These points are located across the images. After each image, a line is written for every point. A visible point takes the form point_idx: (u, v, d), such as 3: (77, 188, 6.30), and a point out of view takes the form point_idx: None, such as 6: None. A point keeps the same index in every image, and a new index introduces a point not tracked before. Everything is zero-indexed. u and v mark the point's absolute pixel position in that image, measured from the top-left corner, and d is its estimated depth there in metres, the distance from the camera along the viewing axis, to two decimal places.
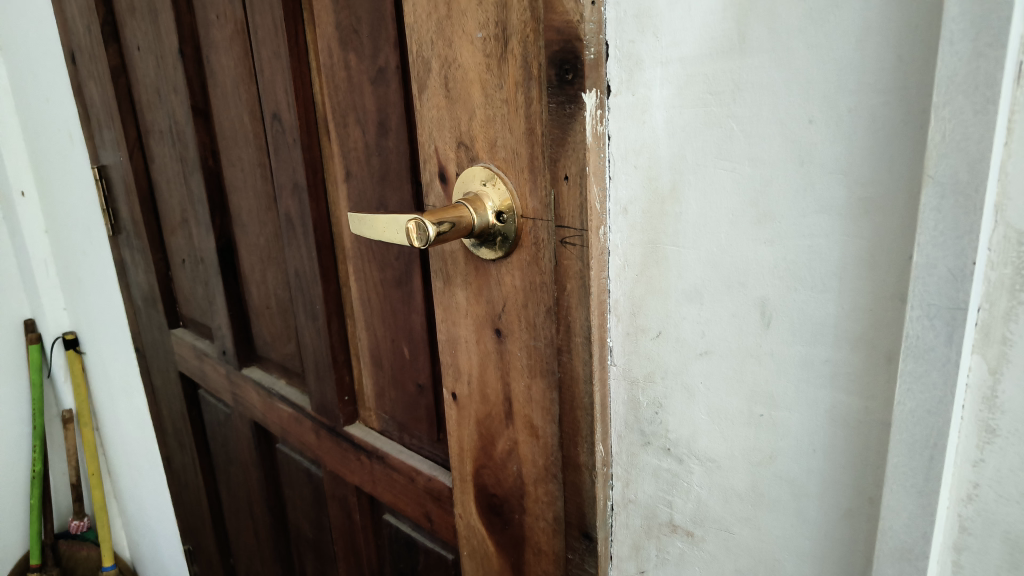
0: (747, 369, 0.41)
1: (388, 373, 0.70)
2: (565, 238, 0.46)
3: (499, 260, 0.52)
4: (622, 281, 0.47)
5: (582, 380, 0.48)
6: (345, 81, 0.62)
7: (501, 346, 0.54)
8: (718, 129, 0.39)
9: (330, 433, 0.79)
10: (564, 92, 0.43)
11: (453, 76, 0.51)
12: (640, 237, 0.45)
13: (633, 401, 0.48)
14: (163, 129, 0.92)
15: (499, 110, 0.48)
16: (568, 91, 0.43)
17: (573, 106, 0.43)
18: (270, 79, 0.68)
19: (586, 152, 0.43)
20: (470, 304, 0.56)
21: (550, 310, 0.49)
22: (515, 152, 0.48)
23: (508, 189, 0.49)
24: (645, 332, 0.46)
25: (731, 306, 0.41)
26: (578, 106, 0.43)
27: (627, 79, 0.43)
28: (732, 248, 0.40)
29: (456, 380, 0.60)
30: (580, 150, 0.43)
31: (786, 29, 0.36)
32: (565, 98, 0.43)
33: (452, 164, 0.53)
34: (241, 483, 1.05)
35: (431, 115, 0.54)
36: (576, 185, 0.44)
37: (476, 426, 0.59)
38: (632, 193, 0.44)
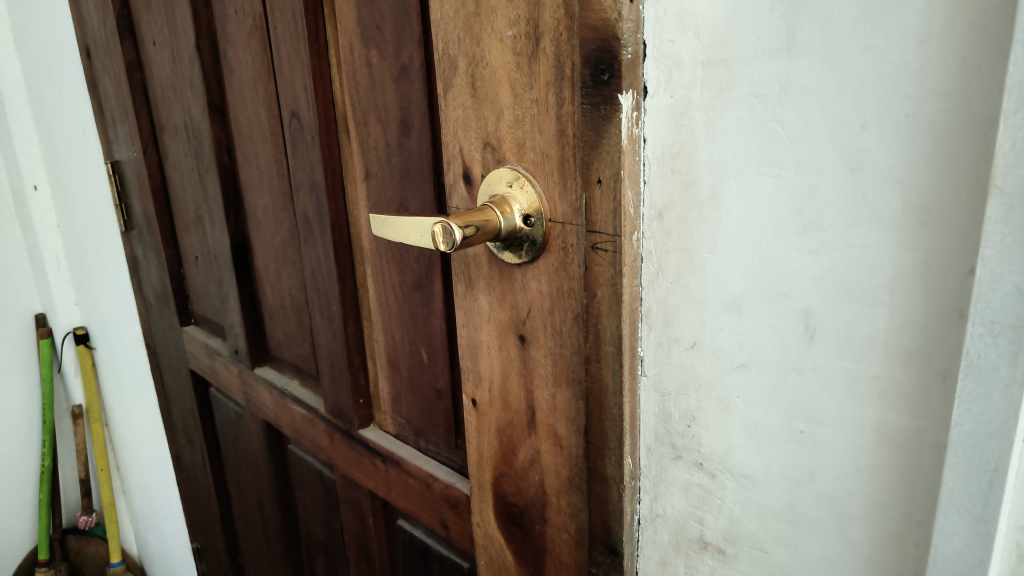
0: (788, 383, 0.40)
1: (405, 377, 0.68)
2: (596, 244, 0.45)
3: (525, 265, 0.50)
4: (654, 289, 0.45)
5: (611, 391, 0.46)
6: (367, 78, 0.60)
7: (525, 352, 0.53)
8: (763, 134, 0.38)
9: (344, 436, 0.78)
10: (598, 93, 0.42)
11: (480, 75, 0.49)
12: (675, 244, 0.43)
13: (663, 413, 0.47)
14: (177, 125, 0.91)
15: (528, 110, 0.47)
16: (603, 91, 0.41)
17: (608, 107, 0.41)
18: (289, 76, 0.67)
19: (621, 156, 0.42)
20: (493, 309, 0.54)
21: (578, 317, 0.47)
22: (544, 154, 0.47)
23: (536, 191, 0.48)
24: (679, 342, 0.44)
25: (773, 318, 0.40)
26: (613, 107, 0.41)
27: (666, 80, 0.41)
28: (775, 257, 0.39)
29: (475, 386, 0.58)
30: (615, 153, 0.42)
31: (839, 30, 0.34)
32: (599, 99, 0.42)
33: (477, 165, 0.52)
34: (252, 484, 1.04)
35: (456, 115, 0.52)
36: (610, 189, 0.43)
37: (496, 434, 0.58)
38: (668, 198, 0.43)
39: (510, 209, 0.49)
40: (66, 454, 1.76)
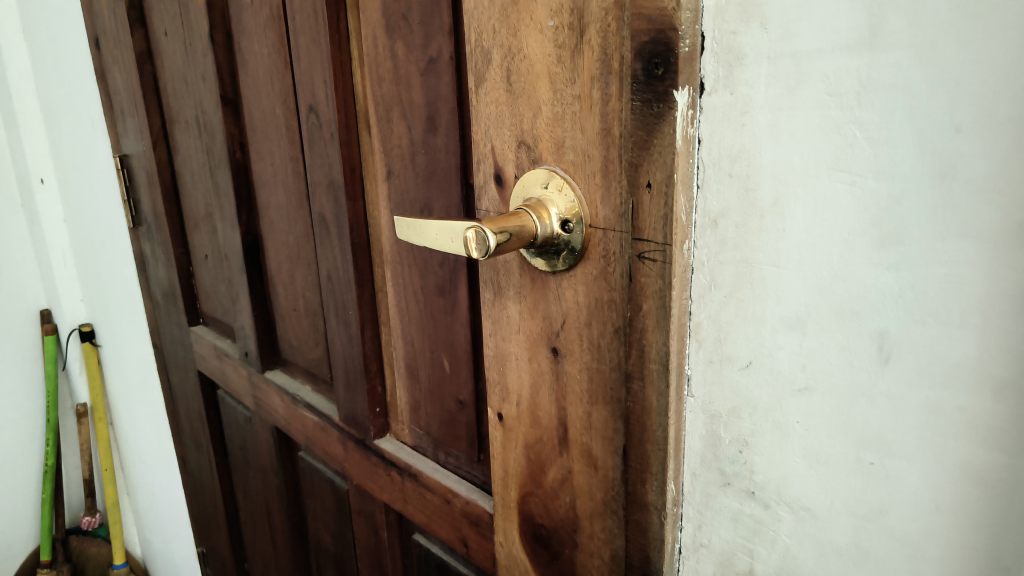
0: (857, 410, 0.37)
1: (424, 387, 0.65)
2: (643, 253, 0.41)
3: (561, 274, 0.47)
4: (705, 303, 0.41)
5: (655, 412, 0.43)
6: (391, 72, 0.57)
7: (558, 367, 0.49)
8: (837, 136, 0.34)
9: (359, 446, 0.75)
10: (650, 89, 0.38)
11: (516, 68, 0.46)
12: (731, 255, 0.39)
13: (712, 437, 0.43)
14: (188, 119, 0.88)
15: (569, 107, 0.43)
16: (657, 88, 0.38)
17: (661, 105, 0.38)
18: (307, 68, 0.64)
19: (674, 158, 0.38)
20: (524, 319, 0.51)
21: (619, 331, 0.44)
22: (586, 154, 0.43)
23: (576, 195, 0.44)
24: (731, 362, 0.41)
25: (842, 338, 0.36)
26: (668, 105, 0.38)
27: (725, 75, 0.37)
28: (847, 272, 0.35)
29: (502, 400, 0.55)
30: (668, 156, 0.38)
31: (933, 22, 0.30)
32: (652, 96, 0.38)
33: (510, 165, 0.48)
34: (259, 489, 1.01)
35: (488, 112, 0.49)
36: (659, 195, 0.39)
37: (524, 451, 0.54)
38: (725, 205, 0.39)
39: (547, 214, 0.45)
40: (70, 452, 1.73)
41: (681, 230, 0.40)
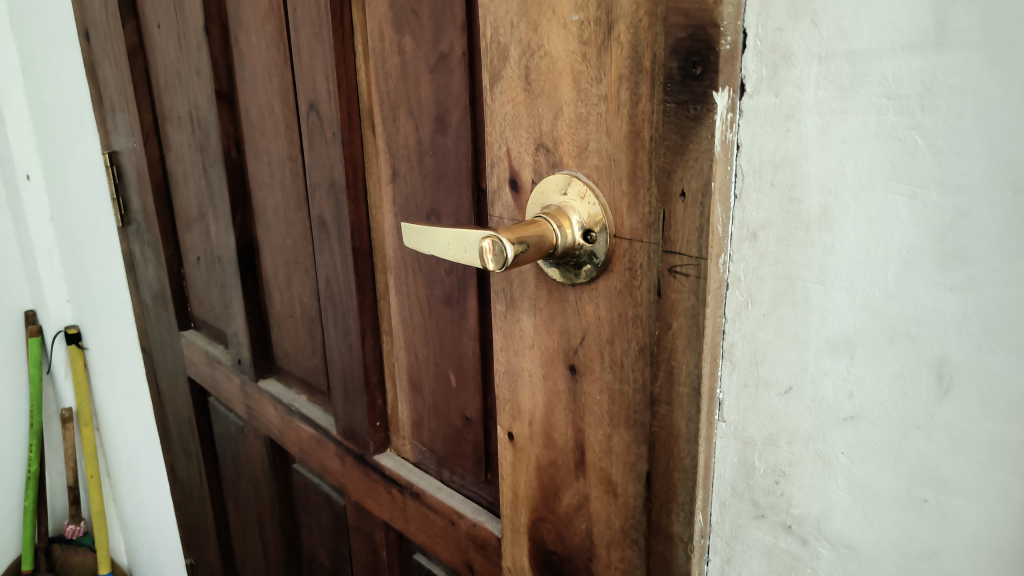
0: (909, 443, 0.34)
1: (429, 402, 0.62)
2: (674, 267, 0.38)
3: (581, 287, 0.44)
4: (740, 322, 0.38)
5: (684, 438, 0.40)
6: (398, 68, 0.54)
7: (575, 386, 0.46)
8: (896, 143, 0.31)
9: (357, 461, 0.71)
10: (686, 89, 0.35)
11: (536, 65, 0.42)
12: (772, 271, 0.36)
13: (745, 466, 0.40)
14: (181, 115, 0.84)
15: (594, 108, 0.40)
16: (694, 89, 0.35)
17: (699, 106, 0.35)
18: (307, 64, 0.60)
19: (712, 165, 0.35)
20: (539, 333, 0.48)
21: (645, 350, 0.41)
22: (611, 159, 0.40)
23: (599, 203, 0.41)
24: (769, 386, 0.38)
25: (895, 365, 0.33)
26: (707, 107, 0.34)
27: (770, 76, 0.34)
28: (902, 293, 0.32)
29: (513, 418, 0.52)
30: (705, 162, 0.35)
31: (1009, 20, 0.27)
32: (689, 97, 0.35)
33: (527, 169, 0.45)
34: (251, 501, 0.98)
35: (504, 112, 0.46)
36: (694, 205, 0.36)
37: (536, 472, 0.51)
38: (765, 217, 0.36)
39: (568, 223, 0.42)
40: (54, 457, 1.69)
41: (717, 243, 0.37)
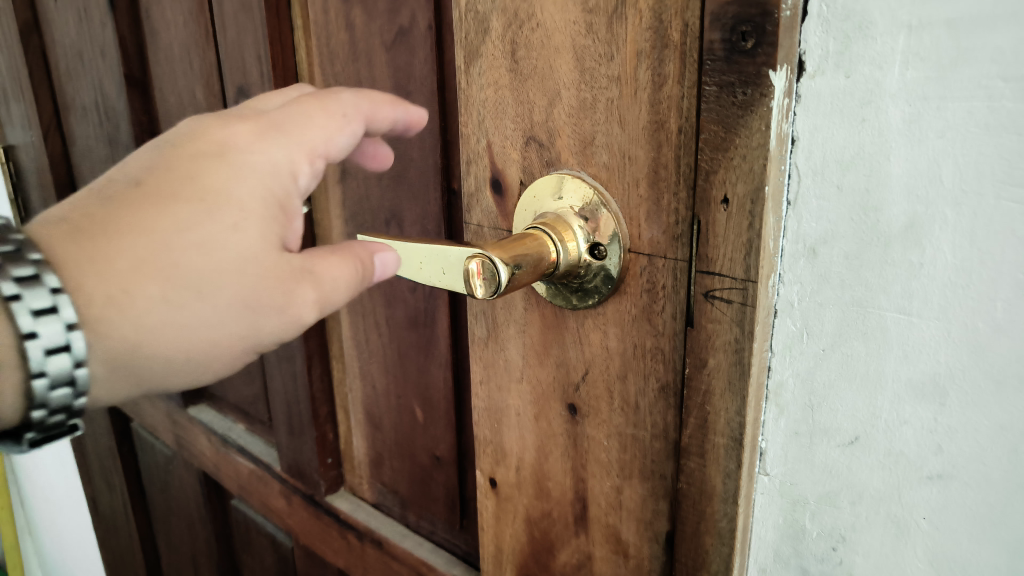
0: (1014, 511, 0.27)
1: (391, 437, 0.53)
2: (711, 291, 0.30)
3: (584, 312, 0.36)
4: (791, 357, 0.31)
5: (718, 498, 0.33)
6: (346, 45, 0.45)
7: (576, 428, 0.38)
8: (1013, 137, 0.24)
9: (307, 501, 0.63)
10: (734, 67, 0.27)
11: (525, 39, 0.34)
12: (837, 295, 0.29)
13: (792, 527, 0.33)
14: (86, 104, 0.72)
15: (603, 91, 0.32)
16: (744, 68, 0.27)
17: (750, 90, 0.27)
18: (233, 41, 0.50)
19: (765, 164, 0.28)
20: (528, 365, 0.40)
21: (669, 390, 0.34)
22: (625, 156, 0.32)
23: (610, 210, 0.33)
24: (827, 434, 0.31)
25: (1000, 414, 0.26)
26: (763, 90, 0.27)
27: (839, 50, 0.27)
28: (1015, 327, 0.25)
29: (496, 463, 0.44)
30: (756, 161, 0.28)
31: None
32: (736, 78, 0.27)
33: (513, 168, 0.37)
34: (185, 538, 0.88)
35: (482, 98, 0.37)
36: (739, 214, 0.29)
37: (524, 527, 0.43)
38: (829, 228, 0.29)
39: (570, 235, 0.34)
40: None
41: (768, 261, 0.29)
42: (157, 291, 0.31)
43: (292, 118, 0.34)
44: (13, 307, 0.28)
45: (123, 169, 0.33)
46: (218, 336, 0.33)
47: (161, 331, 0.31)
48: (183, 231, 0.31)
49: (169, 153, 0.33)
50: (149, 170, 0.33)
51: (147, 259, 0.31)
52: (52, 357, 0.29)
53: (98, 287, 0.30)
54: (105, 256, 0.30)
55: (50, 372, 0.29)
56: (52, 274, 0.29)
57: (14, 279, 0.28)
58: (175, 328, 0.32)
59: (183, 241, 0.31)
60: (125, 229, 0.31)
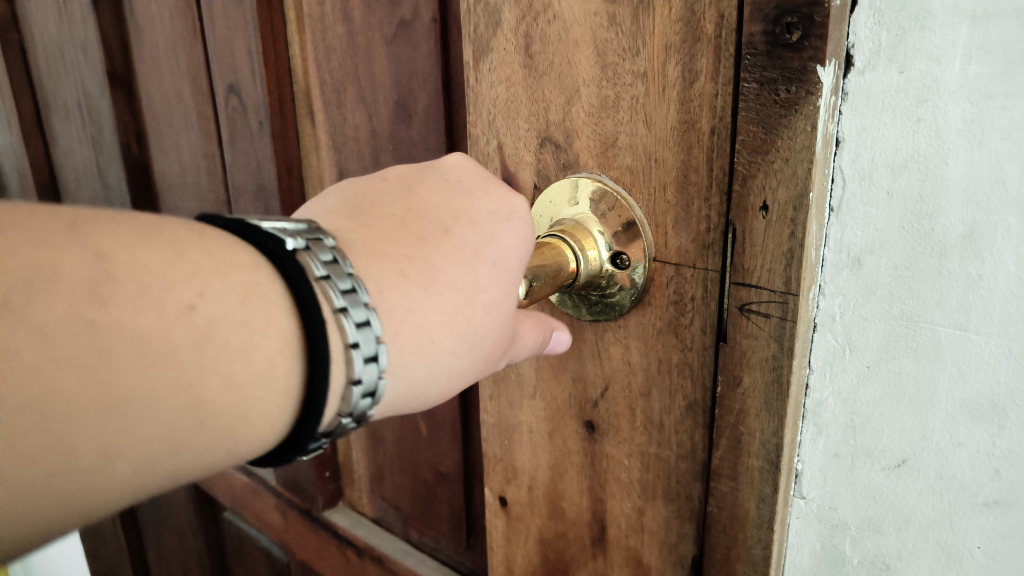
0: None
1: (393, 450, 0.51)
2: (747, 304, 0.28)
3: (603, 325, 0.34)
4: (831, 374, 0.29)
5: (751, 524, 0.31)
6: (344, 39, 0.42)
7: (594, 447, 0.36)
8: None
9: (303, 516, 0.60)
10: (777, 63, 0.25)
11: (541, 33, 0.32)
12: (885, 309, 0.27)
13: (831, 555, 0.31)
14: (66, 101, 0.69)
15: (627, 88, 0.30)
16: (789, 64, 0.25)
17: (795, 88, 0.25)
18: (223, 35, 0.47)
19: (810, 169, 0.25)
20: (543, 379, 0.38)
21: (697, 408, 0.32)
22: (651, 158, 0.30)
23: (634, 216, 0.31)
24: (870, 457, 0.29)
25: None
26: (810, 88, 0.25)
27: (892, 45, 0.25)
28: None
29: (507, 481, 0.42)
30: (800, 165, 0.25)
31: None
32: (779, 75, 0.25)
33: (526, 171, 0.35)
34: (177, 550, 0.86)
35: (493, 97, 0.35)
36: (779, 221, 0.26)
37: (537, 548, 0.41)
38: (876, 237, 0.26)
39: (590, 242, 0.32)
40: None
41: (810, 273, 0.27)
42: (448, 343, 0.27)
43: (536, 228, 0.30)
44: (347, 351, 0.24)
45: (419, 197, 0.28)
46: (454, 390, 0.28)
47: (428, 386, 0.27)
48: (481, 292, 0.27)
49: (470, 196, 0.29)
50: (449, 211, 0.28)
51: (447, 312, 0.26)
52: (361, 403, 0.25)
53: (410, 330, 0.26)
54: (420, 305, 0.26)
55: (358, 416, 0.25)
56: (376, 319, 0.24)
57: (355, 322, 0.24)
58: (444, 382, 0.27)
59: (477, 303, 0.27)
60: (436, 279, 0.26)
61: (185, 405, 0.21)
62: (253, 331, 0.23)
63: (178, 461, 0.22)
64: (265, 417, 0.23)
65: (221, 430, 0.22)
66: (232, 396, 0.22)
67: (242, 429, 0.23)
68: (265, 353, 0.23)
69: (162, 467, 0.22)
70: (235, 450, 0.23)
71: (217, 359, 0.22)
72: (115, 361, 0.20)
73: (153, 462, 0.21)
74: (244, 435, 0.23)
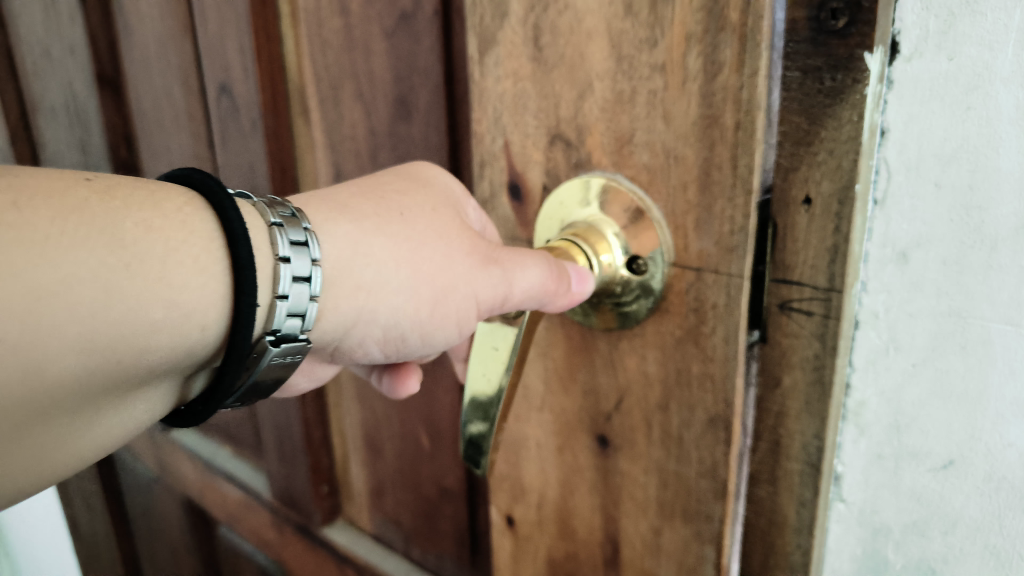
0: None
1: (393, 464, 0.49)
2: (788, 302, 0.28)
3: (618, 333, 0.32)
4: (875, 373, 0.29)
5: (791, 529, 0.32)
6: (340, 33, 0.40)
7: (607, 463, 0.34)
8: None
9: (300, 532, 0.58)
10: (823, 49, 0.25)
11: (551, 23, 0.30)
12: (929, 306, 0.27)
13: (874, 559, 0.31)
14: (55, 103, 0.67)
15: (644, 82, 0.28)
16: (834, 50, 0.25)
17: (841, 74, 0.25)
18: (214, 30, 0.46)
19: (856, 160, 0.26)
20: (551, 391, 0.36)
21: (719, 422, 0.30)
22: (670, 155, 0.28)
23: (653, 217, 0.29)
24: (916, 458, 0.29)
25: None
26: (859, 74, 0.25)
27: (941, 30, 0.24)
28: None
29: (512, 498, 0.40)
30: (845, 156, 0.26)
31: None
32: (824, 62, 0.25)
33: (534, 171, 0.33)
34: (172, 565, 0.83)
35: (499, 92, 0.33)
36: (824, 215, 0.27)
37: (545, 568, 0.39)
38: (923, 232, 0.26)
39: (604, 245, 0.30)
40: None
41: (854, 269, 0.27)
42: (372, 213, 0.30)
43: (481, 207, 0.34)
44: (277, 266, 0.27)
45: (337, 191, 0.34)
46: (424, 273, 0.30)
47: (380, 260, 0.30)
48: (389, 185, 0.32)
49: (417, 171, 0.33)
50: (393, 176, 0.32)
51: (387, 233, 0.30)
52: (288, 322, 0.28)
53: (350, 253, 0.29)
54: (333, 198, 0.30)
55: (284, 334, 0.28)
56: (303, 216, 0.28)
57: (289, 239, 0.27)
58: (396, 259, 0.30)
59: (389, 194, 0.31)
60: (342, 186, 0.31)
61: (113, 249, 0.24)
62: (153, 194, 0.26)
63: (117, 310, 0.24)
64: (194, 261, 0.26)
65: (154, 275, 0.25)
66: (152, 240, 0.25)
67: (173, 273, 0.25)
68: (173, 206, 0.26)
69: (99, 313, 0.24)
70: (179, 301, 0.25)
71: (132, 213, 0.25)
72: (43, 219, 0.23)
73: (93, 312, 0.24)
74: (177, 280, 0.25)
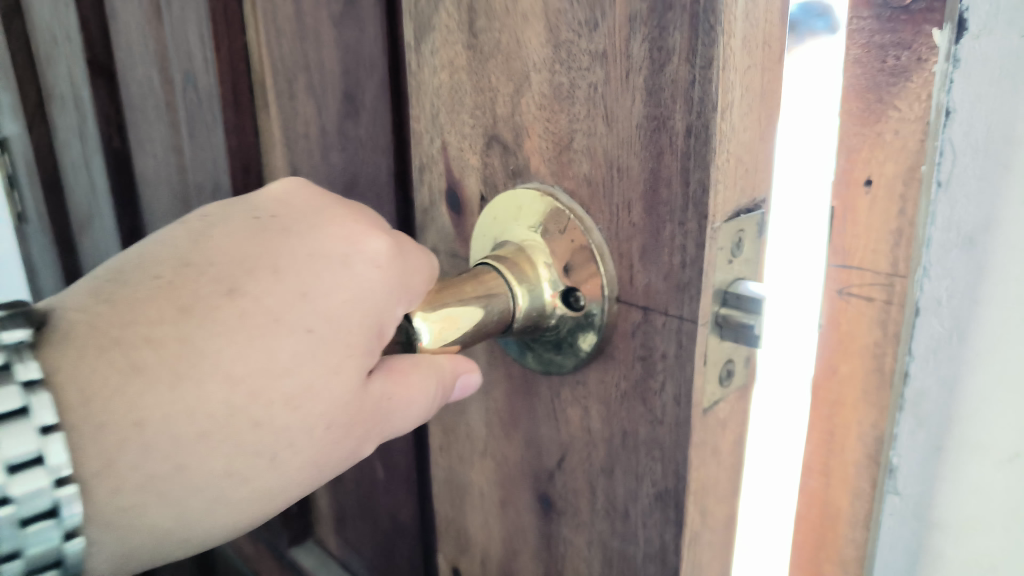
0: None
1: (354, 491, 0.45)
2: (848, 287, 0.30)
3: (558, 378, 0.26)
4: (934, 362, 0.30)
5: (846, 522, 0.34)
6: (292, 19, 0.36)
7: (550, 527, 0.29)
8: None
9: (272, 551, 0.55)
10: (889, 27, 0.27)
11: (485, 3, 0.25)
12: (993, 290, 0.28)
13: (926, 552, 0.33)
14: (63, 91, 0.65)
15: (584, 74, 0.22)
16: (900, 28, 0.27)
17: (910, 53, 0.27)
18: (180, 16, 0.42)
19: (923, 142, 0.27)
20: (493, 437, 0.30)
21: (668, 499, 0.24)
22: (614, 166, 0.23)
23: (593, 241, 0.24)
24: (981, 449, 0.30)
25: None
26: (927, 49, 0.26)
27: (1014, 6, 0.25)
28: None
29: (457, 551, 0.34)
30: (910, 138, 0.27)
31: None
32: (888, 40, 0.27)
33: (472, 180, 0.28)
34: None
35: (434, 86, 0.28)
36: (887, 198, 0.28)
37: None
38: (990, 216, 0.27)
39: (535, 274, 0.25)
40: None
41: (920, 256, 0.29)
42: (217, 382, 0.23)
43: (414, 262, 0.25)
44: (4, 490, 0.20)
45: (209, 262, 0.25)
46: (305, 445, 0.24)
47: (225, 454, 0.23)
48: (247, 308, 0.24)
49: (284, 242, 0.25)
50: (240, 266, 0.24)
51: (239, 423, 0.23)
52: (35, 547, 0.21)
53: (138, 460, 0.22)
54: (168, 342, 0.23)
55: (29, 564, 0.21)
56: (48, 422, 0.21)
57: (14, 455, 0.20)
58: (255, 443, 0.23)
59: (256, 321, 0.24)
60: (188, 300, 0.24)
61: None
62: None
63: None
64: None
65: None
66: None
67: None
68: None
69: None
70: None
71: None
72: None
73: None
74: None
